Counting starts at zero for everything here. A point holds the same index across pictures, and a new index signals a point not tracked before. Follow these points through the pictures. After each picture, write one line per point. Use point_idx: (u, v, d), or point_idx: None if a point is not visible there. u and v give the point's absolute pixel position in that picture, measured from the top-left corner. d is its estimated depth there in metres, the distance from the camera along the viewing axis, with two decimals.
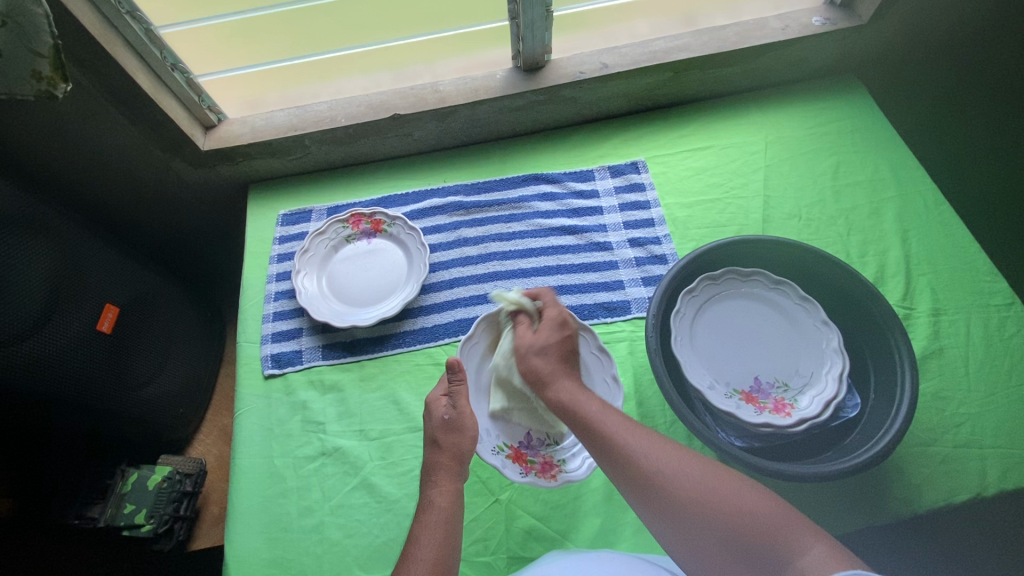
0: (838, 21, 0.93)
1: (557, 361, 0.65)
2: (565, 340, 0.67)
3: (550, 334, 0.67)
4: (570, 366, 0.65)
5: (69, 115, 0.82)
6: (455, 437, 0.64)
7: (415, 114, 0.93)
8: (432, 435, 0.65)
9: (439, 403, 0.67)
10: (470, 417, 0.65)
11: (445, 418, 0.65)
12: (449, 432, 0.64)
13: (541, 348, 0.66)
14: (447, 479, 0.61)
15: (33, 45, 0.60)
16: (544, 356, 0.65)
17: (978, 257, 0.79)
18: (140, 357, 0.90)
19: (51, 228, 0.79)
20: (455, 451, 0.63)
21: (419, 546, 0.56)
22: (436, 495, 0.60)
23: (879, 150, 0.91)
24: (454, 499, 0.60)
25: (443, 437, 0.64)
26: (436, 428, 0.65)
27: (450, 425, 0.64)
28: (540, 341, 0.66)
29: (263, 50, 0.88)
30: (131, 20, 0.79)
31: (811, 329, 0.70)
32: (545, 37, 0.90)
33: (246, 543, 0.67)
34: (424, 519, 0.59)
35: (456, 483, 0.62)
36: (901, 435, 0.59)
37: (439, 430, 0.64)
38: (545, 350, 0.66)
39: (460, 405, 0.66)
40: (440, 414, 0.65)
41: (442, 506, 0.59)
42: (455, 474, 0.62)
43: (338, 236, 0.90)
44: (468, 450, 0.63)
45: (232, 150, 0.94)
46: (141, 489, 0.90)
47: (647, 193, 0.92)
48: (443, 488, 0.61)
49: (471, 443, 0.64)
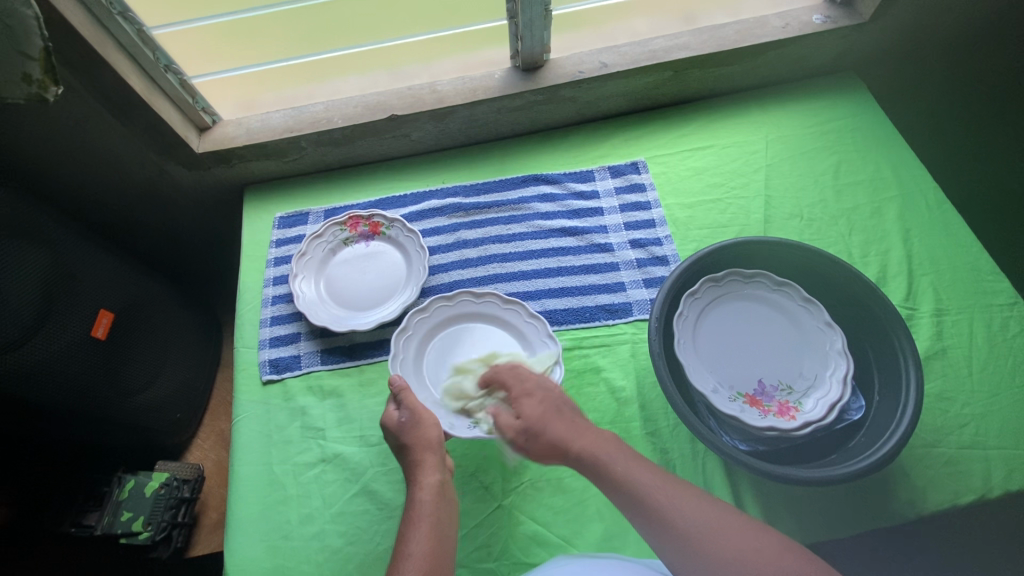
0: (839, 19, 0.92)
1: (551, 418, 0.63)
2: (546, 399, 0.65)
3: (530, 404, 0.65)
4: (563, 417, 0.63)
5: (60, 118, 0.81)
6: (419, 431, 0.64)
7: (414, 114, 0.92)
8: (399, 441, 0.64)
9: (392, 416, 0.66)
10: (426, 411, 0.65)
11: (402, 422, 0.65)
12: (412, 430, 0.64)
13: (534, 417, 0.63)
14: (428, 473, 0.61)
15: (23, 48, 0.58)
16: (542, 428, 0.62)
17: (980, 256, 0.78)
18: (136, 363, 0.89)
19: (42, 233, 0.77)
20: (427, 443, 0.63)
21: (409, 542, 0.56)
22: (418, 491, 0.60)
23: (882, 149, 0.90)
24: (437, 492, 0.61)
25: (408, 439, 0.64)
26: (396, 435, 0.64)
27: (410, 425, 0.64)
28: (528, 414, 0.64)
29: (257, 49, 0.87)
30: (123, 21, 0.77)
31: (815, 330, 0.69)
32: (544, 37, 0.89)
33: (246, 553, 0.66)
34: (410, 515, 0.59)
35: (437, 475, 0.62)
36: (907, 437, 0.59)
37: (399, 435, 0.64)
38: (535, 421, 0.63)
39: (410, 406, 0.66)
40: (396, 421, 0.65)
41: (425, 500, 0.60)
42: (433, 467, 0.62)
43: (336, 239, 0.88)
44: (438, 437, 0.64)
45: (227, 152, 0.92)
46: (138, 496, 0.89)
47: (647, 193, 0.91)
48: (425, 482, 0.61)
49: (437, 431, 0.64)
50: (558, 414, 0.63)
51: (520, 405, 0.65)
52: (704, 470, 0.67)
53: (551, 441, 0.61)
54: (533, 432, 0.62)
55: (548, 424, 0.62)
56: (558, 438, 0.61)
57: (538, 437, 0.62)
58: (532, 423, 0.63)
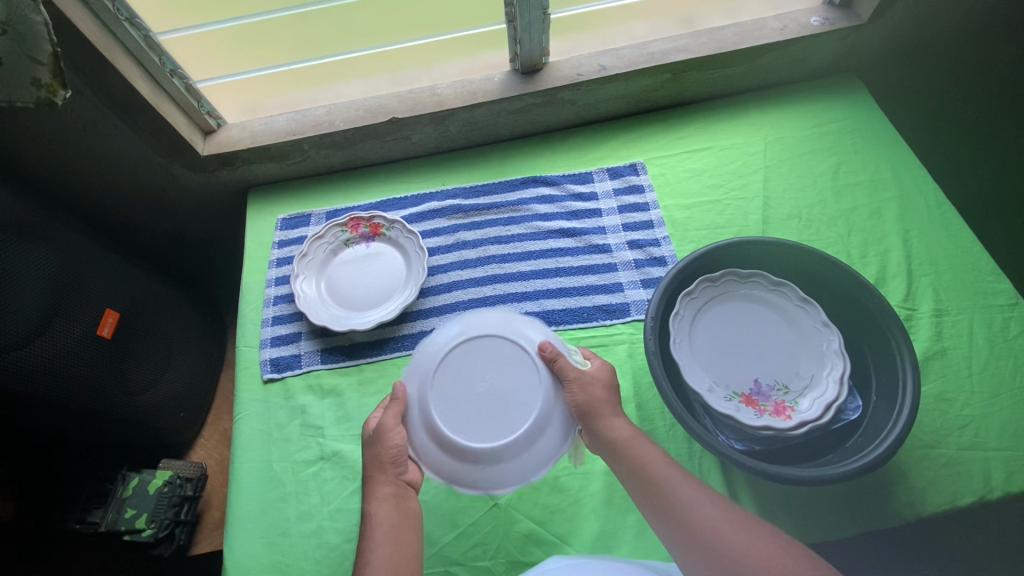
0: (837, 20, 0.92)
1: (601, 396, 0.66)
2: None
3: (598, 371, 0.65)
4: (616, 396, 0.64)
5: (67, 121, 0.83)
6: (378, 447, 0.62)
7: (414, 117, 0.94)
8: (365, 451, 0.63)
9: (372, 421, 0.66)
10: (392, 423, 0.63)
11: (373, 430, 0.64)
12: (375, 443, 0.63)
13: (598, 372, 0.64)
14: (382, 487, 0.60)
15: (32, 53, 0.60)
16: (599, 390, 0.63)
17: (980, 257, 0.78)
18: (141, 362, 0.90)
19: (50, 235, 0.79)
20: (380, 461, 0.61)
21: (366, 555, 0.56)
22: (372, 504, 0.60)
23: (881, 151, 0.90)
24: (390, 503, 0.60)
25: (370, 451, 0.63)
26: (366, 443, 0.64)
27: (373, 437, 0.63)
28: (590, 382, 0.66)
29: (261, 54, 0.89)
30: (130, 27, 0.79)
31: (811, 330, 0.69)
32: (543, 40, 0.90)
33: (246, 549, 0.67)
34: (366, 530, 0.59)
35: (391, 487, 0.61)
36: (903, 437, 0.58)
37: (366, 444, 0.64)
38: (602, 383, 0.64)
39: (382, 416, 0.64)
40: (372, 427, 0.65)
41: (378, 514, 0.59)
42: (387, 480, 0.61)
43: (337, 240, 0.89)
44: (393, 458, 0.61)
45: (231, 155, 0.94)
46: (142, 493, 0.90)
47: (646, 195, 0.92)
48: (379, 495, 0.60)
49: (392, 451, 0.61)
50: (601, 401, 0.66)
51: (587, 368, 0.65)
52: (700, 470, 0.67)
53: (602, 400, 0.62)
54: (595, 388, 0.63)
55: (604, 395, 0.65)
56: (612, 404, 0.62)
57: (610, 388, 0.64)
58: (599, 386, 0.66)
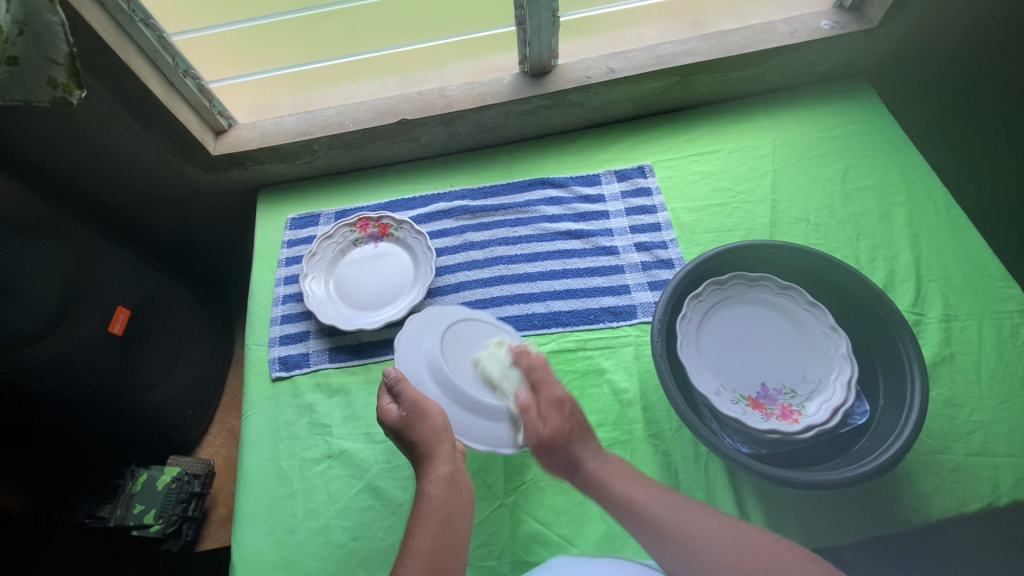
0: (847, 24, 0.92)
1: (574, 440, 0.64)
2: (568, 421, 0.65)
3: (558, 421, 0.65)
4: (584, 442, 0.65)
5: (82, 121, 0.84)
6: (425, 422, 0.64)
7: (423, 119, 0.94)
8: (402, 431, 0.64)
9: (390, 410, 0.66)
10: (429, 401, 0.65)
11: (405, 413, 0.65)
12: (417, 420, 0.64)
13: (559, 435, 0.64)
14: (437, 466, 0.62)
15: (49, 52, 0.60)
16: (559, 446, 0.64)
17: (990, 262, 0.77)
18: (151, 359, 0.91)
19: (64, 231, 0.80)
20: (434, 434, 0.64)
21: (417, 538, 0.57)
22: (428, 484, 0.61)
23: (892, 155, 0.90)
24: (447, 486, 0.61)
25: (412, 429, 0.64)
26: (398, 428, 0.65)
27: (413, 416, 0.64)
28: (550, 431, 0.64)
29: (272, 56, 0.90)
30: (144, 27, 0.80)
31: (819, 334, 0.69)
32: (552, 42, 0.91)
33: (254, 546, 0.67)
34: (419, 510, 0.60)
35: (447, 468, 0.62)
36: (910, 442, 0.58)
37: (402, 428, 0.64)
38: (558, 440, 0.64)
39: (409, 396, 0.66)
40: (397, 414, 0.65)
41: (434, 494, 0.60)
42: (444, 460, 0.63)
43: (345, 240, 0.90)
44: (443, 425, 0.64)
45: (242, 154, 0.95)
46: (150, 489, 0.91)
47: (653, 197, 0.92)
48: (436, 475, 0.62)
49: (439, 420, 0.64)
50: (582, 443, 0.64)
51: (547, 417, 0.65)
52: (706, 473, 0.67)
53: (563, 459, 0.64)
54: (553, 449, 0.64)
55: (569, 446, 0.64)
56: (577, 460, 0.63)
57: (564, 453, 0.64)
58: (564, 439, 0.64)
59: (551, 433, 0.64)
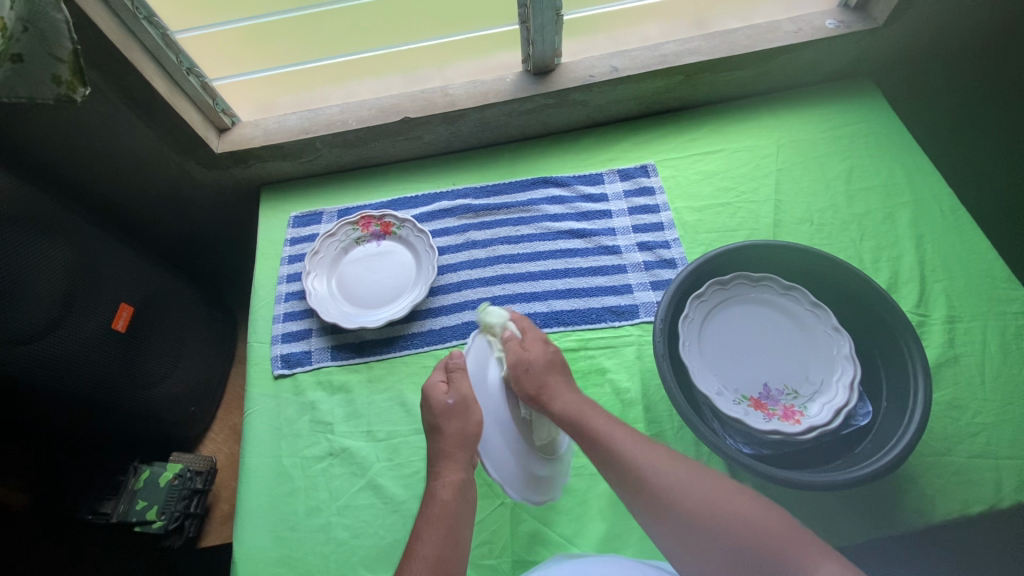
0: (852, 23, 0.92)
1: (550, 369, 0.66)
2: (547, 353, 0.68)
3: (534, 352, 0.67)
4: (561, 374, 0.66)
5: (85, 119, 0.84)
6: (460, 423, 0.63)
7: (426, 117, 0.94)
8: (436, 422, 0.64)
9: (439, 389, 0.67)
10: (474, 402, 0.65)
11: (449, 402, 0.65)
12: (453, 417, 0.64)
13: (534, 362, 0.66)
14: (451, 470, 0.61)
15: (53, 50, 0.60)
16: (534, 371, 0.65)
17: (995, 264, 0.77)
18: (154, 356, 0.92)
19: (68, 229, 0.80)
20: (461, 438, 0.63)
21: (422, 541, 0.56)
22: (439, 487, 0.60)
23: (896, 155, 0.89)
24: (458, 492, 0.60)
25: (446, 424, 0.63)
26: (438, 413, 0.64)
27: (456, 409, 0.64)
28: (525, 360, 0.67)
29: (276, 54, 0.90)
30: (148, 25, 0.80)
31: (822, 335, 0.69)
32: (555, 41, 0.90)
33: (255, 543, 0.67)
34: (427, 512, 0.59)
35: (461, 475, 0.61)
36: (911, 446, 0.58)
37: (441, 415, 0.64)
38: (533, 365, 0.66)
39: (461, 389, 0.66)
40: (442, 400, 0.65)
41: (444, 497, 0.59)
42: (460, 465, 0.62)
43: (348, 238, 0.90)
44: (477, 435, 0.63)
45: (245, 152, 0.95)
46: (152, 486, 0.92)
47: (656, 197, 0.92)
48: (448, 479, 0.61)
49: (477, 427, 0.64)
50: (556, 369, 0.66)
51: (524, 351, 0.68)
52: (708, 473, 0.67)
53: (539, 382, 0.65)
54: (529, 370, 0.66)
55: (541, 369, 0.65)
56: (552, 385, 0.65)
57: (538, 379, 0.65)
58: (536, 365, 0.66)
59: (525, 362, 0.66)
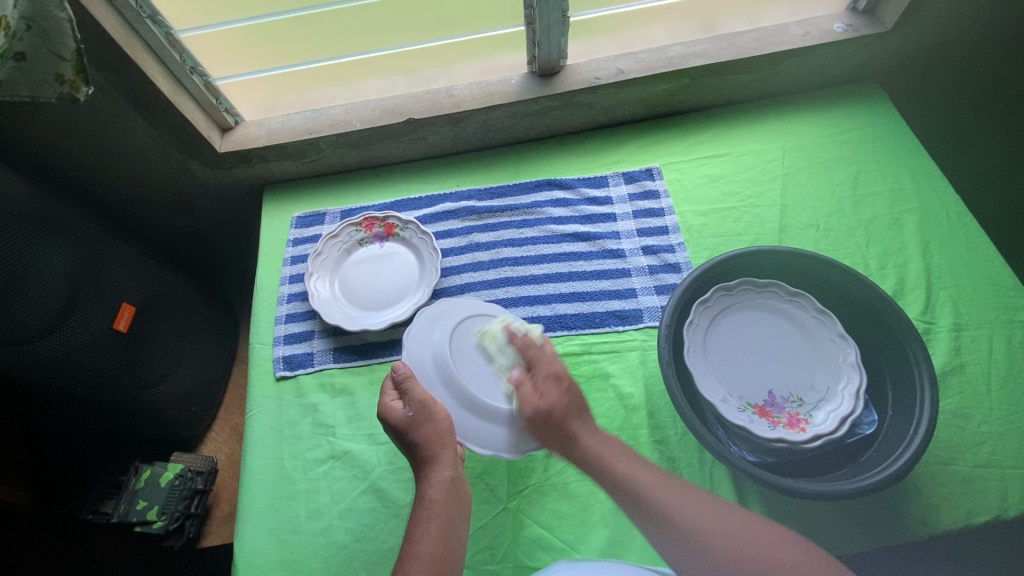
0: (860, 27, 0.91)
1: (571, 414, 0.61)
2: (566, 391, 0.63)
3: (554, 391, 0.63)
4: (582, 416, 0.62)
5: (88, 116, 0.83)
6: (429, 428, 0.63)
7: (430, 118, 0.94)
8: (402, 436, 0.63)
9: (394, 406, 0.65)
10: (433, 405, 0.64)
11: (410, 415, 0.63)
12: (422, 424, 0.63)
13: (556, 406, 0.62)
14: (439, 469, 0.61)
15: (56, 49, 0.60)
16: (556, 419, 0.61)
17: (1002, 271, 0.76)
18: (155, 356, 0.91)
19: (68, 228, 0.80)
20: (439, 439, 0.63)
21: (417, 542, 0.56)
22: (428, 488, 0.60)
23: (904, 161, 0.89)
24: (448, 489, 0.60)
25: (418, 433, 0.63)
26: (401, 429, 0.63)
27: (417, 419, 0.63)
28: (546, 402, 0.62)
29: (279, 53, 0.89)
30: (152, 23, 0.80)
31: (828, 342, 0.68)
32: (561, 42, 0.90)
33: (256, 546, 0.67)
34: (420, 513, 0.59)
35: (449, 472, 0.61)
36: (919, 454, 0.57)
37: (405, 429, 0.63)
38: (555, 412, 0.61)
39: (416, 397, 0.64)
40: (402, 414, 0.64)
41: (433, 498, 0.59)
42: (445, 463, 0.62)
43: (351, 239, 0.90)
44: (448, 430, 0.64)
45: (249, 152, 0.95)
46: (153, 485, 0.92)
47: (661, 201, 0.91)
48: (437, 479, 0.61)
49: (447, 427, 0.64)
50: (577, 413, 0.62)
51: (544, 387, 0.63)
52: (711, 480, 0.66)
53: (561, 432, 0.61)
54: (549, 421, 0.61)
55: (564, 415, 0.61)
56: (574, 434, 0.61)
57: (556, 427, 0.61)
58: (557, 411, 0.61)
59: (544, 406, 0.62)
